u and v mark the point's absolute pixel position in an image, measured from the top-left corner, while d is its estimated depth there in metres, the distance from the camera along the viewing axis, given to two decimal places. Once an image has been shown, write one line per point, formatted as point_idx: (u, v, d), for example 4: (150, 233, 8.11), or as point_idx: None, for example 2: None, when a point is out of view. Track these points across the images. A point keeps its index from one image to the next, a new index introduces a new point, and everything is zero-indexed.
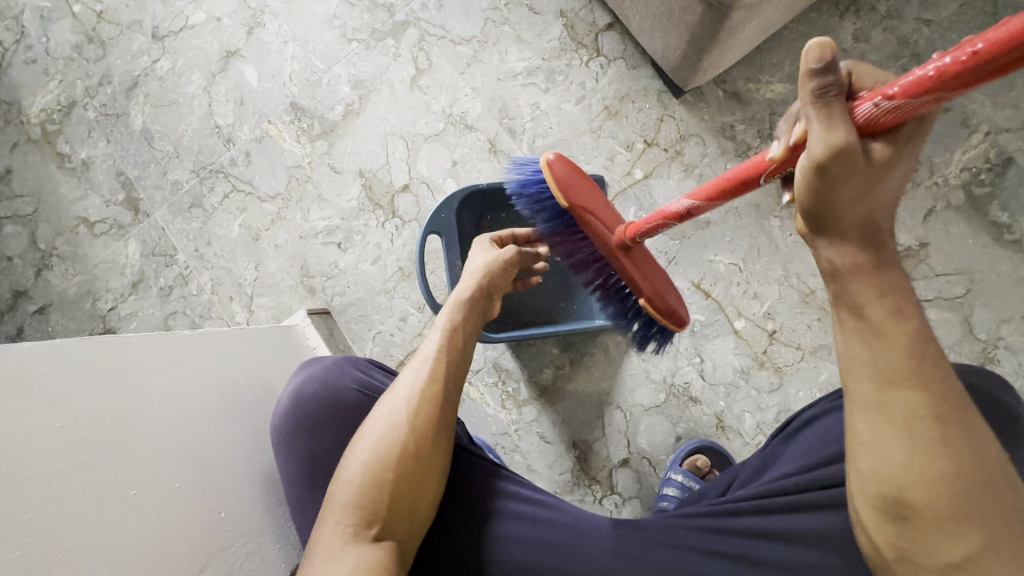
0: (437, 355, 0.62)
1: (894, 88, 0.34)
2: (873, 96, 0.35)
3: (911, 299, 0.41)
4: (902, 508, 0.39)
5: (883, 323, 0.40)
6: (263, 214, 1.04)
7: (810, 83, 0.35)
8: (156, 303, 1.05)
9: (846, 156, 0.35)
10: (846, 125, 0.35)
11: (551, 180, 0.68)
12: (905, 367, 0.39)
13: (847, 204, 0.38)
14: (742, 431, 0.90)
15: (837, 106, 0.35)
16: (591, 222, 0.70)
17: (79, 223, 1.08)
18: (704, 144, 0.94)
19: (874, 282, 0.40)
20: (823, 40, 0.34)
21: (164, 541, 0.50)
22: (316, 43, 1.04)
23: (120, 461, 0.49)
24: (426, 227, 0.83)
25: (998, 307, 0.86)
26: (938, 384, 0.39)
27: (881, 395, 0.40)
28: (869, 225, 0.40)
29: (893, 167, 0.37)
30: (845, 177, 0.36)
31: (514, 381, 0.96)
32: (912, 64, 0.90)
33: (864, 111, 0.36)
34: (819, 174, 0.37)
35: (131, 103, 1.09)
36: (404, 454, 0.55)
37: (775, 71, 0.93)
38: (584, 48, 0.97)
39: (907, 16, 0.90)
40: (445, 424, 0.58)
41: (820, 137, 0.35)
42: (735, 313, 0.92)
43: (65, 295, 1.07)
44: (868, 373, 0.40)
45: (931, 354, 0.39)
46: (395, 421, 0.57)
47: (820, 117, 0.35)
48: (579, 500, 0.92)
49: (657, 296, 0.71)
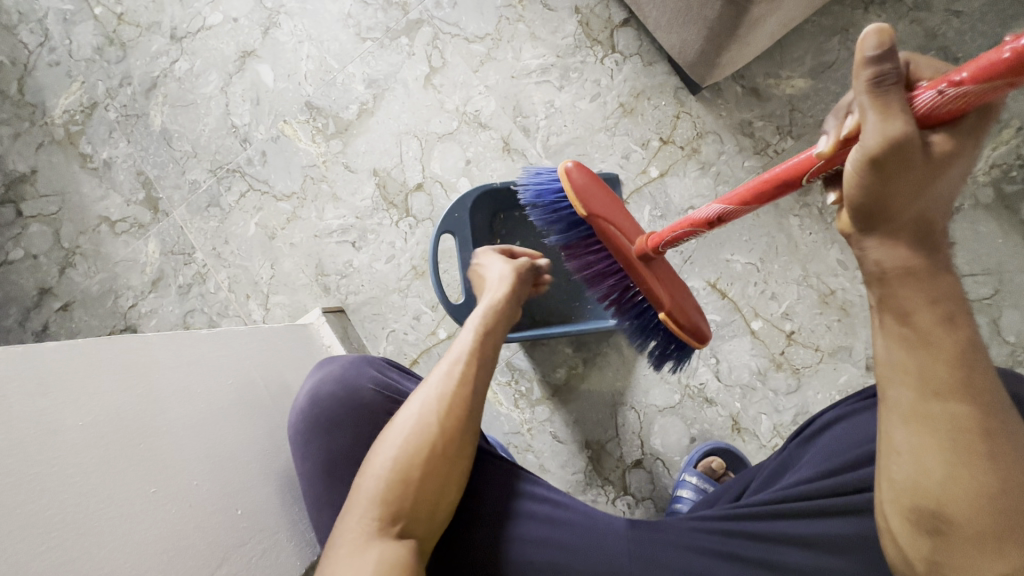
0: (468, 357, 0.62)
1: (961, 74, 0.33)
2: (936, 85, 0.34)
3: (960, 306, 0.38)
4: (940, 518, 0.38)
5: (932, 331, 0.38)
6: (279, 213, 1.05)
7: (866, 71, 0.34)
8: (175, 301, 1.07)
9: (905, 147, 0.34)
10: (906, 114, 0.34)
11: (568, 191, 0.68)
12: (952, 377, 0.37)
13: (903, 199, 0.36)
14: (758, 433, 0.89)
15: (898, 93, 0.34)
16: (612, 233, 0.69)
17: (101, 221, 1.10)
18: (722, 142, 0.93)
19: (925, 287, 0.38)
20: (881, 25, 0.33)
21: (182, 538, 0.50)
22: (330, 42, 1.04)
23: (140, 459, 0.50)
24: (439, 226, 0.83)
25: None
26: (983, 396, 0.38)
27: (926, 404, 0.38)
28: (921, 226, 0.38)
29: (955, 161, 0.35)
30: (903, 170, 0.35)
31: (528, 380, 0.96)
32: (940, 57, 0.87)
33: (925, 100, 0.34)
34: (877, 166, 0.35)
35: (150, 104, 1.11)
36: (431, 454, 0.55)
37: (796, 66, 0.91)
38: (599, 44, 0.96)
39: (935, 7, 0.87)
40: (473, 426, 0.58)
41: (877, 127, 0.34)
42: (753, 314, 0.90)
43: (87, 293, 1.09)
44: (910, 380, 0.38)
45: (978, 365, 0.38)
46: (425, 421, 0.57)
47: (877, 106, 0.34)
48: (592, 500, 0.92)
49: (677, 309, 0.70)
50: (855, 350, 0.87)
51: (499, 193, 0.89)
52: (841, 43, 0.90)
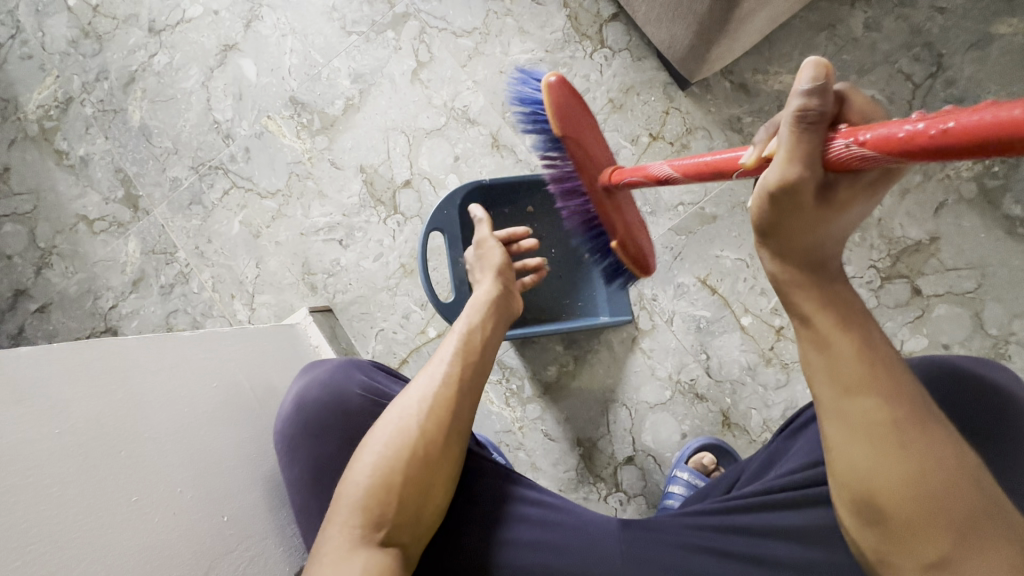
0: (454, 354, 0.62)
1: (867, 134, 0.35)
2: (848, 137, 0.35)
3: (857, 313, 0.41)
4: (873, 507, 0.38)
5: (831, 334, 0.40)
6: (263, 211, 1.03)
7: (794, 101, 0.35)
8: (157, 301, 1.05)
9: (795, 191, 0.37)
10: (809, 160, 0.36)
11: (548, 106, 0.64)
12: (858, 374, 0.39)
13: (795, 232, 0.40)
14: (748, 428, 0.89)
15: (814, 133, 0.35)
16: (581, 156, 0.67)
17: (79, 221, 1.07)
18: (711, 138, 0.93)
19: (816, 294, 0.41)
20: (819, 58, 0.33)
21: (167, 547, 0.49)
22: (315, 36, 1.02)
23: (121, 466, 0.49)
24: (428, 224, 0.82)
25: (1010, 301, 0.85)
26: (895, 390, 0.39)
27: (840, 400, 0.39)
28: (813, 256, 0.41)
29: (847, 207, 0.38)
30: (791, 211, 0.38)
31: (518, 378, 0.95)
32: (925, 53, 0.88)
33: (838, 148, 0.36)
34: (772, 201, 0.38)
35: (128, 99, 1.07)
36: (412, 458, 0.54)
37: (784, 62, 0.92)
38: (588, 39, 0.95)
39: (920, 4, 0.89)
40: (456, 426, 0.57)
41: (777, 166, 0.37)
42: (742, 309, 0.91)
43: (65, 294, 1.06)
44: (825, 381, 0.40)
45: (880, 360, 0.39)
46: (405, 427, 0.56)
47: (791, 142, 0.36)
48: (584, 498, 0.92)
49: (630, 240, 0.71)
50: None
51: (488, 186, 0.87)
52: (829, 38, 0.91)
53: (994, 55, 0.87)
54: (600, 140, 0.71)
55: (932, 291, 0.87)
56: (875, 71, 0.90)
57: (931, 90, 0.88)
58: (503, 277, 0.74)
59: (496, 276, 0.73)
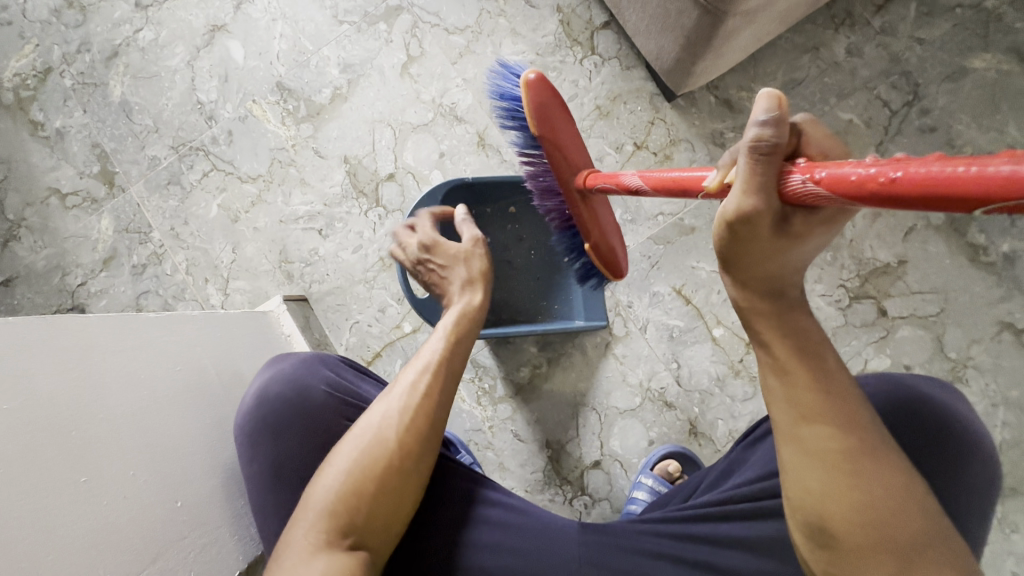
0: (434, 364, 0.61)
1: (822, 172, 0.35)
2: (803, 173, 0.36)
3: (818, 344, 0.43)
4: (826, 532, 0.39)
5: (790, 364, 0.42)
6: (243, 196, 1.01)
7: (749, 131, 0.35)
8: (128, 281, 1.03)
9: (752, 220, 0.37)
10: (765, 191, 0.36)
11: (528, 107, 0.63)
12: (815, 402, 0.41)
13: (756, 262, 0.41)
14: (714, 438, 0.90)
15: (769, 163, 0.35)
16: (558, 158, 0.67)
17: (51, 194, 1.05)
18: (694, 151, 0.94)
19: (777, 325, 0.43)
20: (771, 91, 0.33)
21: (113, 530, 0.48)
22: (306, 23, 1.01)
23: (72, 447, 0.48)
24: (406, 219, 0.81)
25: (970, 327, 0.87)
26: (850, 418, 0.41)
27: (797, 425, 0.41)
28: (773, 286, 0.43)
29: (808, 239, 0.39)
30: (750, 240, 0.39)
31: (491, 377, 0.96)
32: (902, 82, 0.91)
33: (794, 182, 0.36)
34: (731, 230, 0.39)
35: (110, 73, 1.05)
36: (385, 464, 0.54)
37: (767, 82, 0.94)
38: (579, 45, 0.96)
39: (901, 33, 0.92)
40: (433, 436, 0.57)
41: (734, 197, 0.37)
42: (715, 321, 0.92)
43: (33, 268, 1.04)
44: (785, 405, 0.42)
45: (838, 390, 0.42)
46: (382, 432, 0.56)
47: (748, 172, 0.36)
48: (549, 500, 0.92)
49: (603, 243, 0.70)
50: None
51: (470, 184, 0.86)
52: (812, 61, 0.93)
53: (967, 88, 0.89)
54: (580, 142, 0.71)
55: (897, 312, 0.90)
56: (854, 97, 0.92)
57: (907, 118, 0.91)
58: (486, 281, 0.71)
59: (480, 286, 0.69)
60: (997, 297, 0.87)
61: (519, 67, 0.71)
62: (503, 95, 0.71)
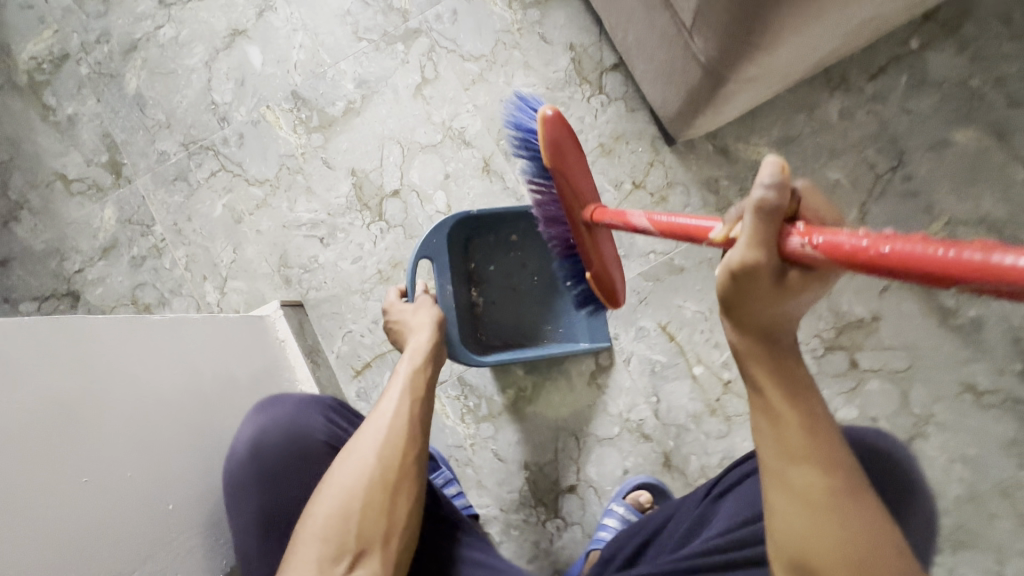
0: (402, 395, 0.65)
1: (819, 237, 0.37)
2: (801, 236, 0.38)
3: (807, 384, 0.45)
4: (804, 566, 0.43)
5: (784, 407, 0.44)
6: (248, 198, 1.03)
7: (754, 191, 0.37)
8: (126, 272, 1.04)
9: (753, 271, 0.39)
10: (767, 246, 0.38)
11: (542, 142, 0.66)
12: (803, 445, 0.43)
13: (751, 312, 0.42)
14: (686, 472, 0.94)
15: (773, 222, 0.37)
16: (567, 191, 0.70)
17: (56, 179, 1.06)
18: (689, 195, 0.98)
19: (772, 365, 0.44)
20: (777, 158, 0.35)
21: (109, 529, 0.51)
22: (326, 36, 1.04)
23: (74, 450, 0.49)
24: (416, 252, 0.84)
25: (935, 384, 0.93)
26: (832, 460, 0.43)
27: (782, 469, 0.44)
28: (771, 333, 0.43)
29: (801, 291, 0.41)
30: (750, 291, 0.41)
31: (476, 396, 0.98)
32: (889, 148, 0.96)
33: (794, 244, 0.38)
34: (732, 279, 0.40)
35: (126, 65, 1.06)
36: (371, 487, 0.58)
37: (763, 135, 0.98)
38: (588, 84, 1.00)
39: (891, 102, 0.97)
40: (415, 457, 0.61)
41: (739, 248, 0.39)
42: (695, 359, 0.96)
43: (31, 250, 1.05)
44: (775, 449, 0.44)
45: (824, 431, 0.44)
46: (364, 460, 0.59)
47: (753, 229, 0.38)
48: (523, 519, 0.95)
49: (603, 274, 0.74)
50: None
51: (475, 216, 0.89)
52: (807, 120, 0.98)
53: (948, 159, 0.95)
54: (588, 175, 0.74)
55: (868, 366, 0.95)
56: (843, 158, 0.97)
57: (890, 182, 0.96)
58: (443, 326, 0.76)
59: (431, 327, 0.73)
60: (963, 359, 0.92)
61: (535, 101, 0.74)
62: (519, 126, 0.73)
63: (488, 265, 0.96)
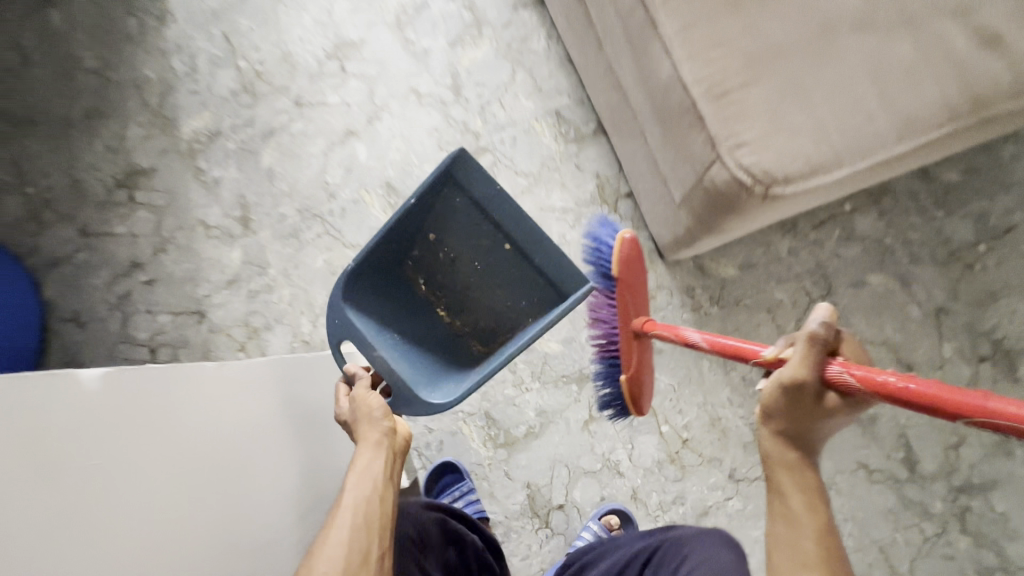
0: (360, 496, 0.81)
1: (855, 371, 0.63)
2: (842, 367, 0.64)
3: (817, 487, 0.68)
4: None
5: (796, 493, 0.67)
6: (344, 257, 1.38)
7: (811, 325, 0.66)
8: (242, 301, 1.37)
9: (806, 382, 0.65)
10: (814, 370, 0.65)
11: (616, 258, 0.93)
12: (809, 523, 0.66)
13: (793, 423, 0.68)
14: (647, 503, 1.26)
15: (819, 352, 0.65)
16: (628, 302, 0.96)
17: (198, 223, 1.39)
18: (671, 296, 1.32)
19: (795, 468, 0.68)
20: (828, 306, 0.66)
21: (210, 540, 0.74)
22: (417, 144, 1.40)
23: (180, 490, 0.72)
24: (331, 339, 0.93)
25: (837, 459, 1.26)
26: (826, 539, 0.65)
27: (793, 536, 0.66)
28: (799, 444, 0.69)
29: (831, 412, 0.66)
30: (801, 400, 0.66)
31: (497, 428, 1.29)
32: (821, 280, 1.31)
33: (834, 371, 0.65)
34: (791, 388, 0.66)
35: (263, 145, 1.41)
36: (345, 570, 0.75)
37: (731, 259, 1.33)
38: (606, 204, 1.36)
39: (826, 246, 1.32)
40: (377, 540, 0.80)
41: (798, 366, 0.66)
42: (664, 420, 1.29)
43: (172, 275, 1.38)
44: (786, 520, 0.67)
45: (825, 520, 0.66)
46: (333, 555, 0.75)
47: (807, 355, 0.65)
48: (521, 526, 1.26)
49: (635, 375, 0.99)
50: (723, 461, 1.28)
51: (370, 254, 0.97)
52: (764, 251, 1.33)
53: (862, 294, 1.30)
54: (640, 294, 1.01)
55: None
56: (787, 283, 1.31)
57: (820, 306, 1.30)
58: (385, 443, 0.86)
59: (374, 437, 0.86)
60: (857, 443, 1.27)
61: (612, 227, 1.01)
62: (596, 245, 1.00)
63: (438, 253, 1.05)
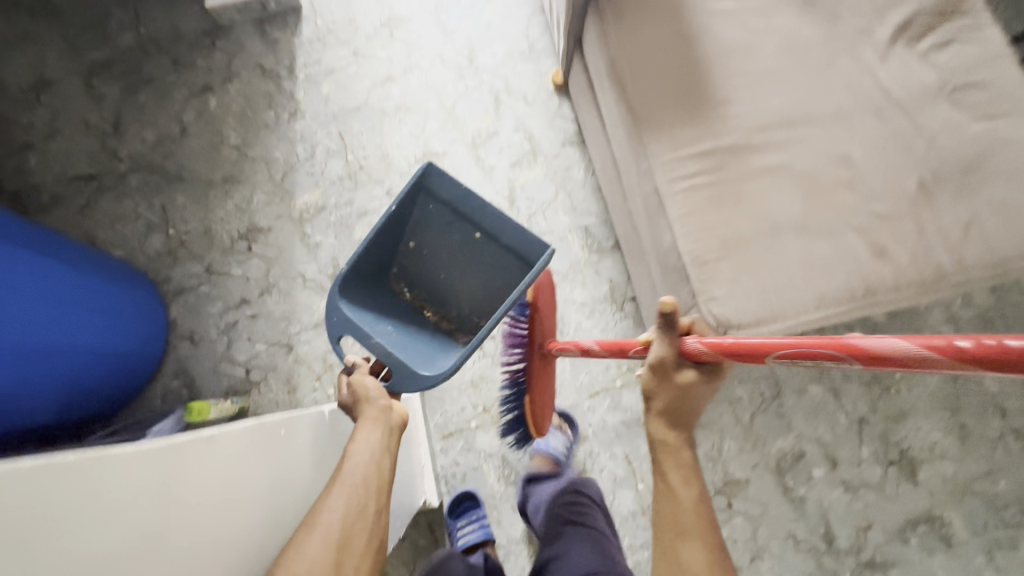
0: (360, 459, 0.97)
1: (697, 341, 0.87)
2: (691, 342, 0.88)
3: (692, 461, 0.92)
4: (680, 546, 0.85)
5: (682, 468, 0.90)
6: None
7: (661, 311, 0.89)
8: (324, 341, 1.73)
9: (663, 358, 0.91)
10: (667, 347, 0.91)
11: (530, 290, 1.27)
12: (689, 489, 0.89)
13: (672, 406, 0.92)
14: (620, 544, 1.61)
15: (667, 332, 0.89)
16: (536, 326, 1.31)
17: (298, 275, 1.78)
18: None
19: (679, 450, 0.92)
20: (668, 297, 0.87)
21: None
22: None
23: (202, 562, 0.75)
24: (331, 333, 1.16)
25: (770, 527, 1.63)
26: (699, 499, 0.89)
27: (681, 497, 0.89)
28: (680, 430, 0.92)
29: (695, 382, 0.90)
30: (664, 374, 0.92)
31: (511, 469, 1.65)
32: (772, 384, 1.70)
33: (688, 345, 0.88)
34: (655, 367, 0.92)
35: (358, 221, 1.82)
36: (347, 514, 0.90)
37: None
38: (615, 304, 1.76)
39: (778, 359, 1.72)
40: (373, 491, 0.95)
41: (660, 347, 0.91)
42: (641, 479, 1.64)
43: (271, 313, 1.75)
44: (676, 487, 0.89)
45: (697, 484, 0.90)
46: (339, 498, 0.91)
47: (664, 335, 0.90)
48: (520, 549, 1.61)
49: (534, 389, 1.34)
50: None
51: (362, 263, 1.26)
52: None
53: (802, 400, 1.69)
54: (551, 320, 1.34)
55: (738, 508, 1.63)
56: (746, 383, 1.70)
57: (770, 404, 1.69)
58: (379, 416, 1.05)
59: (374, 410, 1.06)
60: (788, 517, 1.63)
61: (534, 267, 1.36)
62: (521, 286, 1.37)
63: (421, 249, 1.36)
